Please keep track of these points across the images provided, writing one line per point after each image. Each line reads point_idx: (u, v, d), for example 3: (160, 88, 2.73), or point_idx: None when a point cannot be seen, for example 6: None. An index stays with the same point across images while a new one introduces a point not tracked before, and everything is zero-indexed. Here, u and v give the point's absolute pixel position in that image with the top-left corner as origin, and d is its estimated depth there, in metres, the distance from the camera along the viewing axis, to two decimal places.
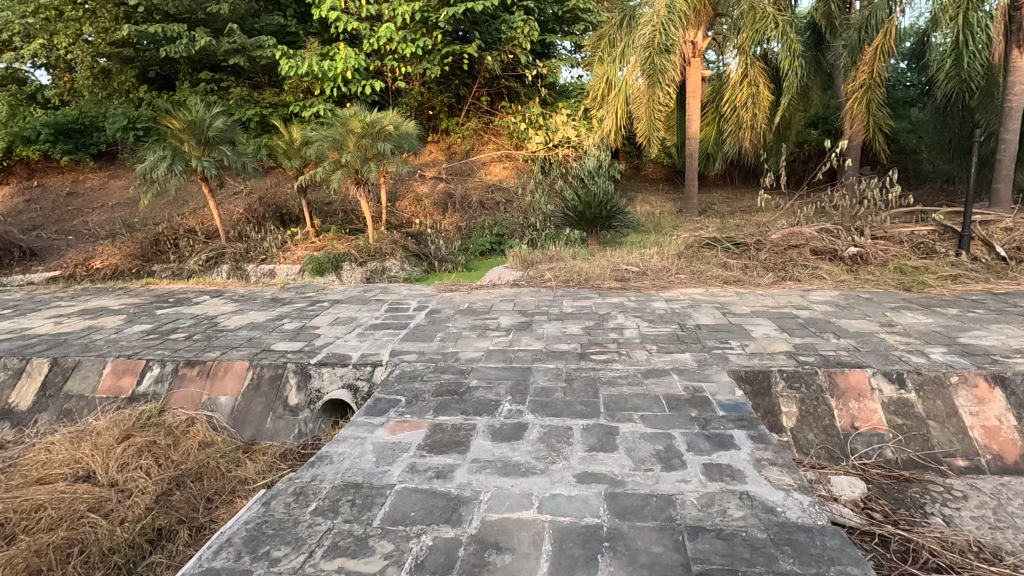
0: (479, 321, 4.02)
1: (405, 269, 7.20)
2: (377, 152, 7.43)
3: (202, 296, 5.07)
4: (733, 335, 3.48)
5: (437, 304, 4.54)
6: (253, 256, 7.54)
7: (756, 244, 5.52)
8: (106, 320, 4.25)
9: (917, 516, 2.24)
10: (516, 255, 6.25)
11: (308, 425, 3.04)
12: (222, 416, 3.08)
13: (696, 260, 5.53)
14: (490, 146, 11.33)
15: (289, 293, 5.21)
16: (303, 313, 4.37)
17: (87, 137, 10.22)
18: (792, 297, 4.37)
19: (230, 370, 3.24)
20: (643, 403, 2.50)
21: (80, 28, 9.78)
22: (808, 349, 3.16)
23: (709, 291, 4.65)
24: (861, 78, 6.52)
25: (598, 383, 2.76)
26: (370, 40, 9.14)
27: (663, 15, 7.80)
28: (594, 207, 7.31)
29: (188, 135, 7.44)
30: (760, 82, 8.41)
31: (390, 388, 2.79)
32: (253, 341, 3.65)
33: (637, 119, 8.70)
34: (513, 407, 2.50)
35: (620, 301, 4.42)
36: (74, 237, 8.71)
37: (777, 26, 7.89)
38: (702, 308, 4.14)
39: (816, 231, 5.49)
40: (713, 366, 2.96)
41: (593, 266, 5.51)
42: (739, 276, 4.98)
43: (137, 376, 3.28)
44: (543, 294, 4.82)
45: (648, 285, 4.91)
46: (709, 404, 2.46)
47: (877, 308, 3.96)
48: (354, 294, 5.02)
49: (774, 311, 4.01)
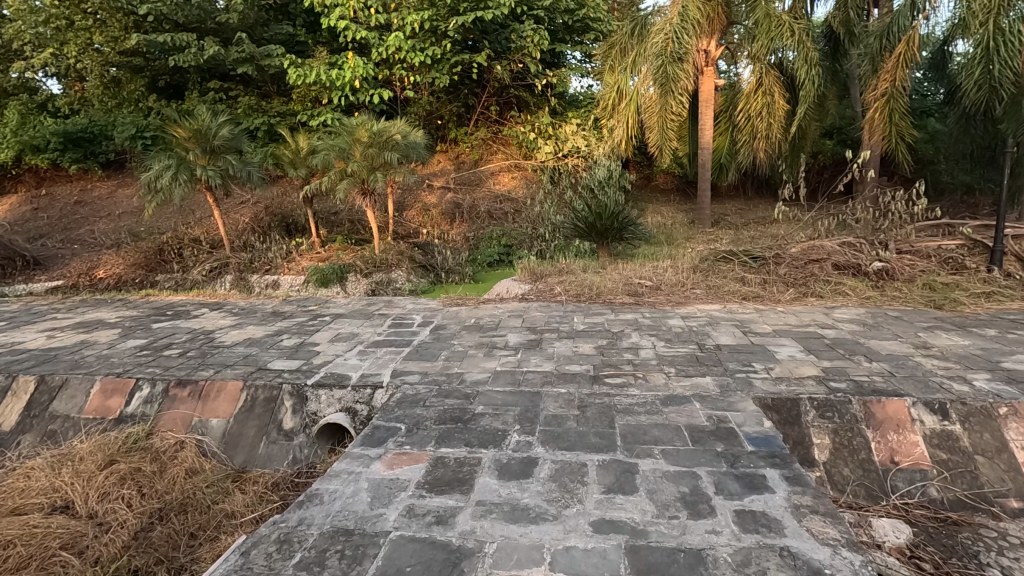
0: (486, 338, 3.83)
1: (412, 281, 7.05)
2: (384, 161, 7.30)
3: (202, 309, 4.93)
4: (756, 356, 3.26)
5: (442, 319, 4.36)
6: (258, 267, 7.44)
7: (775, 258, 5.30)
8: (100, 334, 4.10)
9: (971, 567, 2.02)
10: (525, 267, 6.07)
11: (303, 451, 2.86)
12: (213, 440, 2.91)
13: (712, 275, 5.32)
14: (499, 156, 11.23)
15: (291, 306, 5.05)
16: (303, 328, 4.20)
17: (96, 146, 10.19)
18: (816, 315, 4.15)
19: (223, 392, 3.06)
20: (664, 435, 2.29)
21: (90, 38, 9.79)
22: (838, 374, 2.93)
23: (727, 308, 4.44)
24: (883, 86, 6.28)
25: (614, 410, 2.56)
26: (379, 48, 9.02)
27: (675, 23, 7.67)
28: (606, 218, 7.14)
29: (194, 143, 7.36)
30: (775, 91, 8.23)
31: (390, 415, 2.60)
32: (249, 359, 3.48)
33: (648, 129, 8.55)
34: (522, 438, 2.30)
35: (634, 318, 4.22)
36: (79, 245, 8.64)
37: (792, 35, 7.72)
38: (721, 326, 3.93)
39: (838, 244, 5.26)
40: (737, 393, 2.75)
41: (605, 280, 5.31)
42: (758, 292, 4.77)
43: (126, 396, 3.12)
44: (553, 309, 4.63)
45: (663, 301, 4.72)
46: (736, 437, 2.25)
47: (908, 328, 3.74)
48: (357, 308, 4.86)
49: (798, 329, 3.79)
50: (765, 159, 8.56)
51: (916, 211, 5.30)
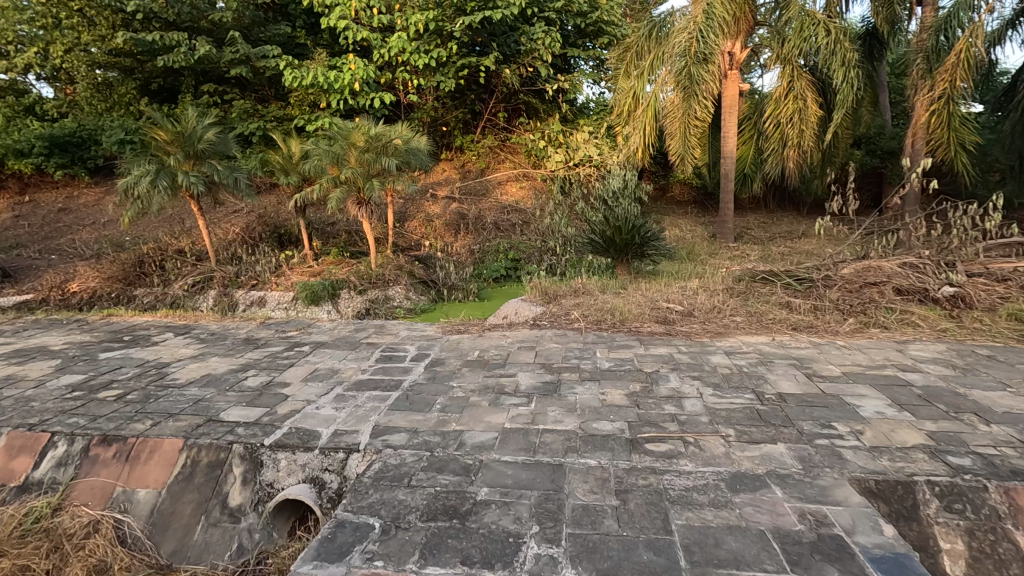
0: (492, 379, 3.14)
1: (411, 298, 6.42)
2: (382, 168, 6.69)
3: (164, 334, 4.27)
4: (834, 412, 2.57)
5: (440, 352, 3.69)
6: (244, 281, 6.79)
7: (825, 280, 4.61)
8: (34, 367, 3.45)
9: None
10: (536, 285, 5.39)
11: (253, 537, 2.19)
12: (136, 521, 2.26)
13: (751, 298, 4.64)
14: (506, 165, 10.66)
15: (267, 332, 4.39)
16: (274, 362, 3.53)
17: (84, 151, 9.60)
18: (888, 352, 3.46)
19: (157, 453, 2.41)
20: (746, 549, 1.62)
21: (79, 38, 9.26)
22: (955, 443, 2.24)
23: (777, 342, 3.76)
24: (940, 87, 5.63)
25: (665, 499, 1.90)
26: (381, 50, 8.43)
27: (700, 22, 7.07)
28: (626, 232, 6.29)
29: (176, 147, 6.75)
30: (807, 96, 7.60)
31: (362, 500, 1.96)
32: (199, 406, 2.81)
33: (669, 136, 7.89)
34: (541, 552, 1.64)
35: (669, 353, 3.54)
36: (57, 256, 8.02)
37: (828, 34, 7.09)
38: (777, 366, 3.25)
39: (898, 265, 4.54)
40: (827, 472, 2.06)
41: (628, 302, 4.63)
42: (811, 321, 4.09)
43: (35, 455, 2.46)
44: (570, 340, 3.93)
45: (698, 331, 4.03)
46: (852, 558, 1.57)
47: (1010, 372, 3.05)
48: (342, 335, 4.19)
49: (873, 373, 3.09)
50: (795, 169, 7.90)
51: (987, 228, 4.54)
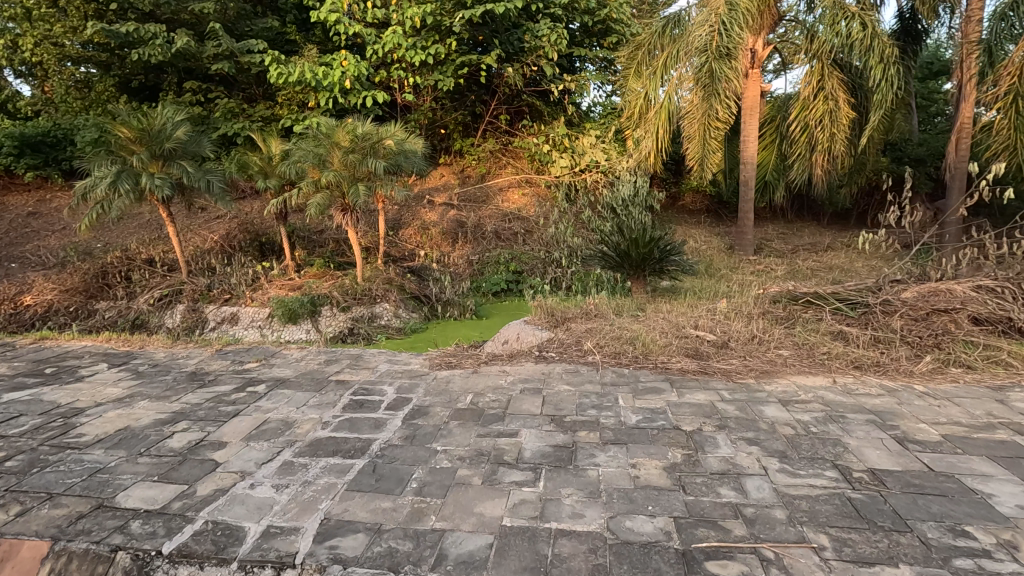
0: (487, 441, 2.41)
1: (400, 316, 5.73)
2: (369, 171, 5.98)
3: (97, 366, 3.56)
4: (964, 507, 1.85)
5: (424, 397, 2.97)
6: (216, 295, 6.06)
7: (884, 304, 3.86)
8: None
9: None
10: (541, 305, 4.65)
11: None
12: None
13: (797, 325, 3.91)
14: (508, 170, 9.96)
15: (221, 363, 3.67)
16: (215, 409, 2.82)
17: (59, 151, 8.95)
18: (988, 405, 2.74)
19: (10, 564, 1.71)
20: None
21: (49, 28, 8.54)
22: None
23: (840, 385, 3.04)
24: (1007, 82, 4.92)
25: None
26: (375, 46, 7.74)
27: (721, 14, 6.36)
28: (644, 245, 5.48)
29: (141, 146, 6.02)
30: (839, 95, 6.88)
31: None
32: (96, 480, 2.11)
33: (687, 140, 7.18)
34: None
35: (710, 402, 2.82)
36: (17, 263, 7.27)
37: (865, 27, 6.35)
38: (855, 425, 2.52)
39: (971, 288, 3.81)
40: None
41: (650, 330, 3.90)
42: (876, 357, 3.37)
43: None
44: (584, 380, 3.20)
45: (739, 370, 3.30)
46: None
47: None
48: (308, 370, 3.46)
49: (984, 438, 2.37)
50: (823, 177, 7.23)
51: None
